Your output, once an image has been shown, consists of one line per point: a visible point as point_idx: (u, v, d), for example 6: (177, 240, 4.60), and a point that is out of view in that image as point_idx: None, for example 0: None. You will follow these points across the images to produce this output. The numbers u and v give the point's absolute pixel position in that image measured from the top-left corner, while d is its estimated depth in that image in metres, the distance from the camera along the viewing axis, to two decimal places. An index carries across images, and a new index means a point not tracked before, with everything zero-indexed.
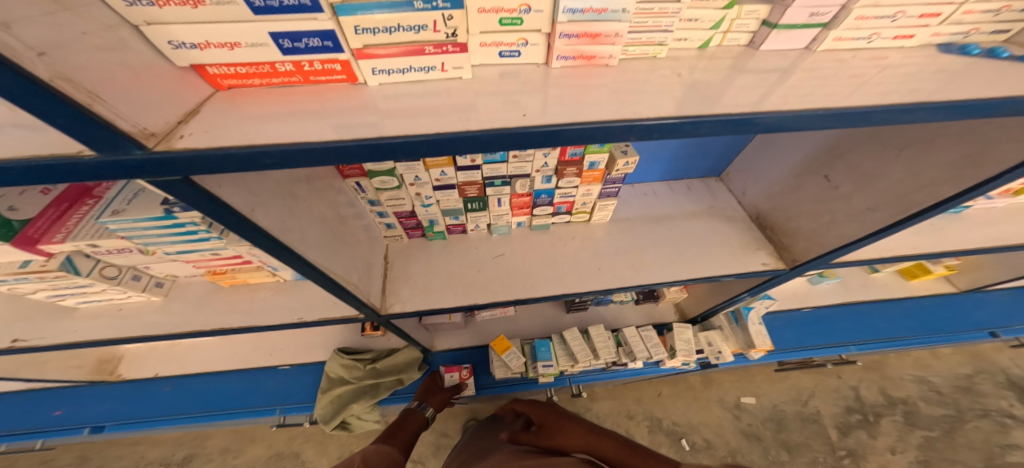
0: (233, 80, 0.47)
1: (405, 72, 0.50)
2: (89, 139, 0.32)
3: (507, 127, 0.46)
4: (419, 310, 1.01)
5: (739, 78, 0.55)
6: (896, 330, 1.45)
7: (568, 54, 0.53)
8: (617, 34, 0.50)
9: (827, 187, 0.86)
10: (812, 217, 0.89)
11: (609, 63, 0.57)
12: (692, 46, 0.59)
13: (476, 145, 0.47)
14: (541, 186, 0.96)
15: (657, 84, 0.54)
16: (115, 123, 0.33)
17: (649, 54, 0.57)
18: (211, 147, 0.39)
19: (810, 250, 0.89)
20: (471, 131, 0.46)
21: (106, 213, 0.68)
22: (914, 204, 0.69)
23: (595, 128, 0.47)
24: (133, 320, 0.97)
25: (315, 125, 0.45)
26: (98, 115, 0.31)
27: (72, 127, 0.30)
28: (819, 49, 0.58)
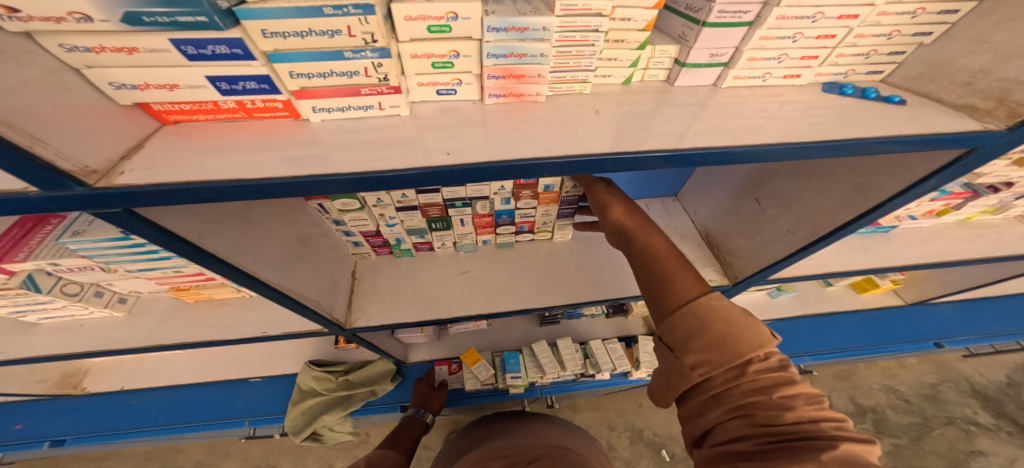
0: (178, 115, 0.51)
1: (344, 111, 0.54)
2: (29, 178, 0.36)
3: (432, 167, 0.50)
4: (384, 324, 1.05)
5: (657, 114, 0.60)
6: (847, 341, 1.52)
7: (498, 93, 0.58)
8: (540, 75, 0.56)
9: (757, 210, 0.92)
10: (748, 237, 0.94)
11: (538, 100, 0.62)
12: (616, 81, 0.65)
13: (407, 184, 0.51)
14: (501, 207, 1.00)
15: (581, 119, 0.59)
16: (57, 163, 0.37)
17: (575, 90, 0.63)
18: (151, 183, 0.42)
19: (748, 267, 0.93)
20: (400, 171, 0.50)
21: (66, 234, 0.72)
22: (821, 228, 0.76)
23: (515, 165, 0.51)
24: (95, 335, 0.98)
25: (256, 157, 0.49)
26: (39, 156, 0.35)
27: (13, 167, 0.33)
28: (723, 86, 0.64)
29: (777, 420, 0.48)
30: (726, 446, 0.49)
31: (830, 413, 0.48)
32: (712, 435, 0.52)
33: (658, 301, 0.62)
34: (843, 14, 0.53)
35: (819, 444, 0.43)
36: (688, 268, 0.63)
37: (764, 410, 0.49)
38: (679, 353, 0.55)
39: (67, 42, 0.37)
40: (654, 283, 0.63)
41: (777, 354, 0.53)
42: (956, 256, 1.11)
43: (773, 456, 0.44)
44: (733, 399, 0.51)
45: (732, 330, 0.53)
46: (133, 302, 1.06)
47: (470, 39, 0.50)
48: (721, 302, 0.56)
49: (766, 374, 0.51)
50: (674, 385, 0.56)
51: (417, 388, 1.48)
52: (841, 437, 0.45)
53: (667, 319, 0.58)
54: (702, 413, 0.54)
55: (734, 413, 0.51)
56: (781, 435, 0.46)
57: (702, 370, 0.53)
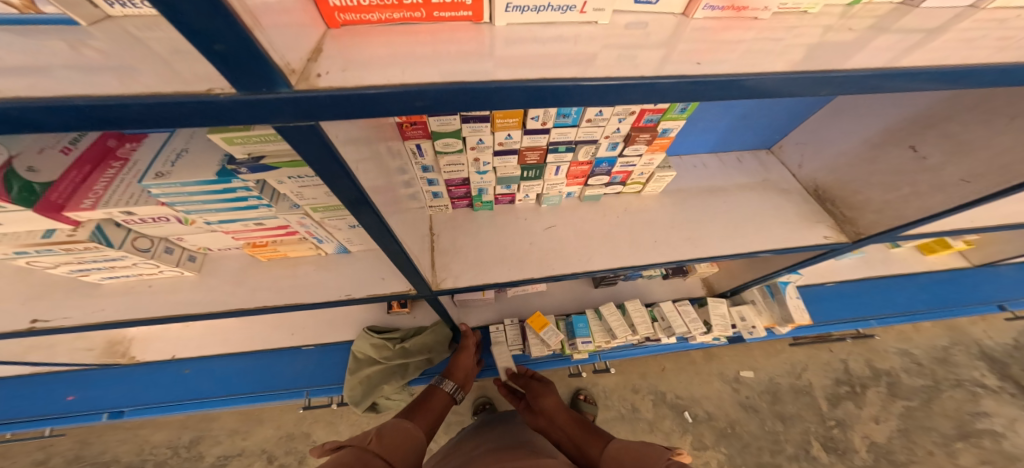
0: (351, 15, 0.40)
1: (539, 11, 0.44)
2: (242, 71, 0.27)
3: (689, 76, 0.42)
4: (472, 285, 0.97)
5: (879, 38, 0.50)
6: (911, 303, 1.52)
7: (719, 3, 0.48)
8: None
9: (914, 158, 0.84)
10: (886, 189, 0.89)
11: (758, 16, 0.51)
12: (841, 2, 0.53)
13: (653, 95, 0.43)
14: (605, 153, 0.92)
15: (801, 36, 0.50)
16: (270, 54, 0.28)
17: (801, 8, 0.52)
18: (360, 87, 0.33)
19: (880, 223, 0.90)
20: (654, 77, 0.41)
21: (148, 176, 0.62)
22: (1017, 174, 0.68)
23: (776, 78, 0.43)
24: (165, 297, 0.90)
25: (422, 73, 0.37)
26: (258, 42, 0.26)
27: (230, 55, 0.26)
28: (985, 6, 0.53)
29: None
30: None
31: None
32: None
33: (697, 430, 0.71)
34: None
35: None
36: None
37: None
38: None
39: None
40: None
41: None
42: None
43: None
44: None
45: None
46: (201, 260, 0.98)
47: None
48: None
49: None
50: None
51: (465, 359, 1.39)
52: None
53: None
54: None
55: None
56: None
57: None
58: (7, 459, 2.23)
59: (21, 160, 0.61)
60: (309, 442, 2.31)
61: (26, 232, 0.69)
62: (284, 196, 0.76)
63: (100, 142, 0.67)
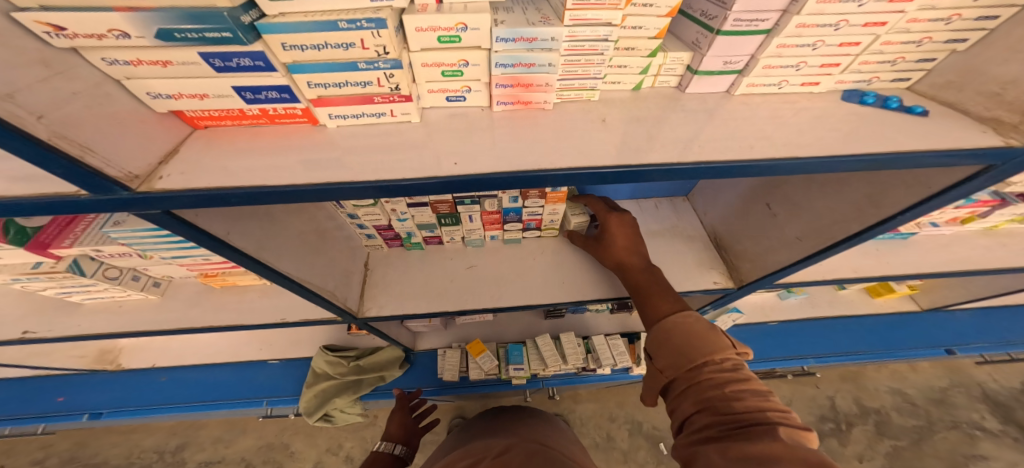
0: (208, 121, 0.54)
1: (359, 117, 0.56)
2: (81, 183, 0.40)
3: (437, 176, 0.51)
4: (395, 313, 1.08)
5: (674, 115, 0.60)
6: (852, 345, 1.52)
7: (506, 101, 0.58)
8: (547, 83, 0.55)
9: (768, 215, 0.90)
10: (755, 241, 0.93)
11: (546, 107, 0.61)
12: (626, 88, 0.64)
13: (411, 192, 0.52)
14: (509, 205, 1.00)
15: (586, 128, 0.59)
16: (104, 170, 0.41)
17: (583, 97, 0.62)
18: (186, 188, 0.47)
19: (756, 271, 0.91)
20: (406, 180, 0.51)
21: (108, 224, 0.73)
22: (834, 234, 0.75)
23: (528, 174, 0.51)
24: (128, 317, 0.97)
25: (284, 159, 0.53)
26: (89, 164, 0.39)
27: (68, 174, 0.38)
28: (736, 93, 0.64)
29: (722, 386, 0.57)
30: (713, 389, 0.57)
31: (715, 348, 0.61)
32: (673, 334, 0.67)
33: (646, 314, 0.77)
34: (869, 21, 0.51)
35: (727, 396, 0.55)
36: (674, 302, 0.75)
37: (698, 383, 0.59)
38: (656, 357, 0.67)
39: (108, 55, 0.41)
40: (639, 295, 0.81)
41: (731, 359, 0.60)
42: (965, 265, 1.11)
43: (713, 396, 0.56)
44: (693, 375, 0.60)
45: (679, 341, 0.65)
46: (166, 285, 1.05)
47: (480, 48, 0.50)
48: (687, 318, 0.68)
49: (716, 372, 0.59)
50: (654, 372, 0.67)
51: (393, 417, 1.45)
52: (756, 400, 0.53)
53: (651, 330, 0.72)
54: (670, 373, 0.63)
55: (694, 401, 0.58)
56: (732, 420, 0.52)
57: (669, 370, 0.64)
58: (12, 455, 2.41)
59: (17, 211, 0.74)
60: (288, 453, 2.42)
61: (18, 261, 0.81)
62: None
63: None
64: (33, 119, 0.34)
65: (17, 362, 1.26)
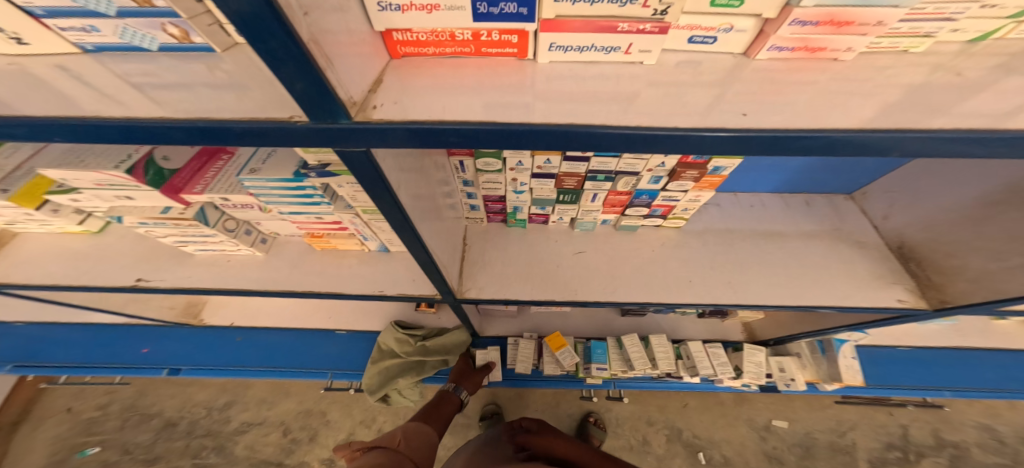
0: (410, 48, 0.45)
1: (582, 51, 0.45)
2: (312, 105, 0.33)
3: (731, 129, 0.38)
4: (495, 298, 0.99)
5: (1007, 79, 0.41)
6: (999, 382, 1.30)
7: (787, 45, 0.43)
8: (881, 22, 0.39)
9: None
10: (993, 256, 0.71)
11: (838, 57, 0.45)
12: (961, 39, 0.45)
13: (671, 145, 0.40)
14: (646, 186, 0.89)
15: (887, 84, 0.42)
16: (337, 90, 0.33)
17: (900, 47, 0.44)
18: (404, 121, 0.37)
19: (975, 293, 0.72)
20: (681, 129, 0.38)
21: (245, 171, 0.69)
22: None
23: (844, 137, 0.36)
24: (235, 274, 0.92)
25: (465, 101, 0.42)
26: (329, 80, 0.32)
27: (305, 93, 0.31)
28: None
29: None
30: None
31: None
32: None
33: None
34: None
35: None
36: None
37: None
38: None
39: None
40: None
41: None
42: None
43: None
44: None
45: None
46: (271, 243, 0.99)
47: None
48: None
49: None
50: None
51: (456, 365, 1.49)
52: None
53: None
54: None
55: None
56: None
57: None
58: (79, 398, 2.54)
59: (158, 151, 0.68)
60: (323, 420, 2.45)
61: (149, 206, 0.73)
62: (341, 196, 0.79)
63: None
64: (300, 13, 0.27)
65: (121, 308, 1.25)
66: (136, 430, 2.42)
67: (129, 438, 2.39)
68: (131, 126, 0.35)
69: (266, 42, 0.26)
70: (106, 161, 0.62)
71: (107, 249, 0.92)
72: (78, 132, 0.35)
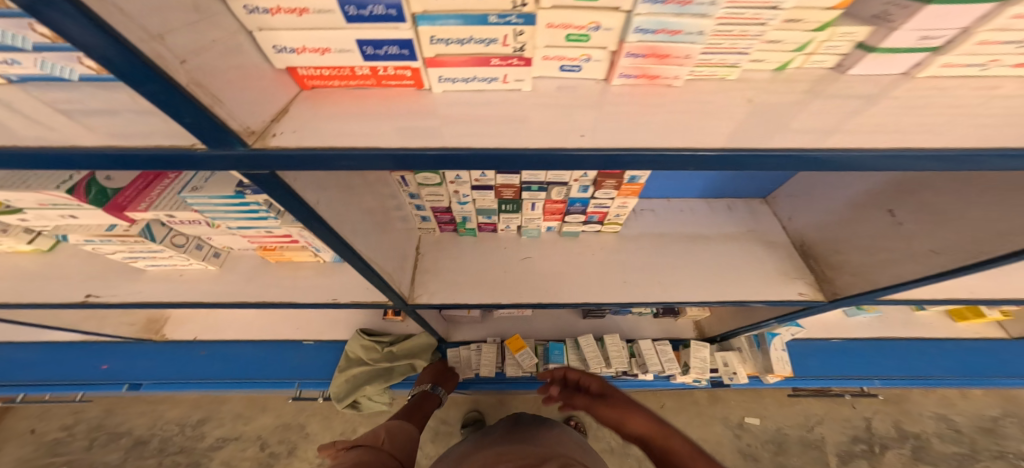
0: (317, 81, 0.50)
1: (468, 82, 0.51)
2: (205, 135, 0.37)
3: (556, 148, 0.45)
4: (444, 303, 1.03)
5: (818, 102, 0.49)
6: (928, 369, 1.41)
7: (630, 73, 0.51)
8: (688, 56, 0.47)
9: (889, 223, 0.77)
10: (867, 252, 0.81)
11: (672, 83, 0.54)
12: (767, 68, 0.53)
13: (534, 163, 0.47)
14: (577, 195, 0.97)
15: (721, 108, 0.50)
16: (228, 122, 0.38)
17: (718, 75, 0.53)
18: (299, 147, 0.43)
19: (856, 285, 0.82)
20: (530, 149, 0.45)
21: (186, 189, 0.73)
22: (980, 252, 0.62)
23: (668, 154, 0.44)
24: (188, 287, 0.96)
25: (379, 125, 0.48)
26: (217, 115, 0.37)
27: (195, 126, 0.36)
28: (918, 75, 0.50)
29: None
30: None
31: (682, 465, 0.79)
32: None
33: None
34: None
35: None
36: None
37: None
38: None
39: (250, 2, 0.38)
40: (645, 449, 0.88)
41: None
42: None
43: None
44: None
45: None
46: (224, 257, 1.03)
47: (618, 10, 0.43)
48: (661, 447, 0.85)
49: None
50: None
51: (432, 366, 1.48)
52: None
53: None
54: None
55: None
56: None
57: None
58: (45, 419, 2.49)
59: (102, 171, 0.73)
60: (302, 434, 2.44)
61: (95, 223, 0.77)
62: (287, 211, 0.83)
63: None
64: (175, 61, 0.32)
65: (74, 325, 1.25)
66: (105, 450, 2.37)
67: (97, 458, 2.34)
68: (47, 152, 0.40)
69: (147, 87, 0.31)
70: (48, 182, 0.68)
71: (58, 266, 0.95)
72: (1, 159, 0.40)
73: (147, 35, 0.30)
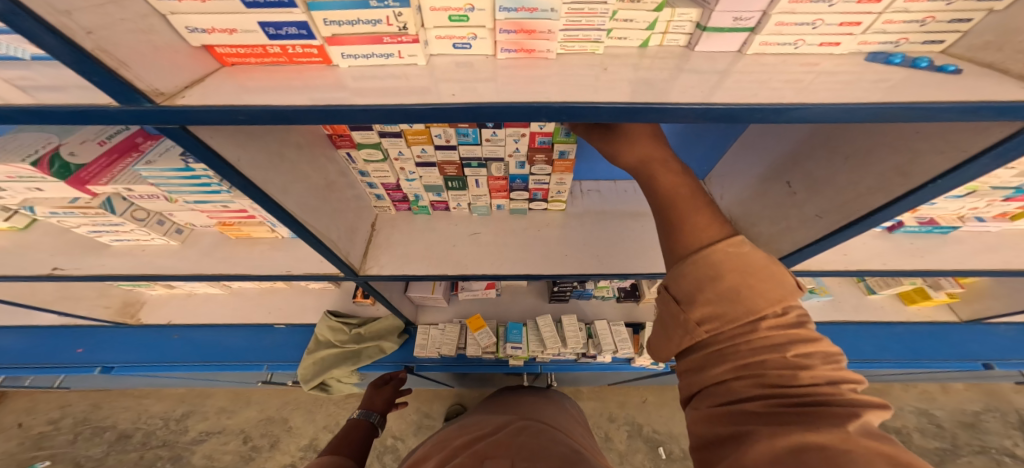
0: (235, 58, 0.57)
1: (368, 58, 0.58)
2: (115, 93, 0.44)
3: (434, 104, 0.53)
4: (393, 275, 1.08)
5: (682, 77, 0.56)
6: (879, 352, 1.43)
7: (509, 48, 0.59)
8: (550, 30, 0.55)
9: (785, 193, 0.82)
10: (771, 222, 0.86)
11: (549, 56, 0.61)
12: (632, 45, 0.61)
13: (419, 118, 0.54)
14: (515, 171, 1.04)
15: (587, 76, 0.58)
16: (134, 83, 0.44)
17: (587, 50, 0.61)
18: (202, 105, 0.49)
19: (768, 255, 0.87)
20: (411, 105, 0.53)
21: (141, 162, 0.80)
22: (852, 212, 0.67)
23: (528, 106, 0.52)
24: (151, 260, 1.02)
25: (293, 97, 0.54)
26: (122, 76, 0.43)
27: (103, 84, 0.42)
28: (749, 52, 0.58)
29: (791, 381, 0.42)
30: (731, 405, 0.44)
31: (848, 376, 0.43)
32: (707, 393, 0.48)
33: (669, 246, 0.56)
34: None
35: (838, 411, 0.38)
36: (684, 181, 0.59)
37: (767, 427, 0.39)
38: (686, 304, 0.50)
39: None
40: (666, 233, 0.57)
41: (795, 310, 0.48)
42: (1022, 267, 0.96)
43: (787, 418, 0.39)
44: (740, 356, 0.45)
45: (749, 282, 0.46)
46: (187, 234, 1.10)
47: None
48: (731, 249, 0.48)
49: (778, 331, 0.46)
50: (674, 339, 0.52)
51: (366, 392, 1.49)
52: (856, 402, 0.39)
53: (675, 268, 0.53)
54: (694, 407, 0.48)
55: (740, 372, 0.45)
56: (792, 397, 0.41)
57: (710, 325, 0.48)
58: (33, 413, 2.54)
59: (66, 147, 0.78)
60: (285, 427, 2.48)
61: (58, 196, 0.85)
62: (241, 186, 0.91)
63: (131, 137, 0.83)
64: (81, 32, 0.38)
65: (50, 305, 1.31)
66: (89, 443, 2.41)
67: (80, 451, 2.38)
68: None
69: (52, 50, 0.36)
70: (16, 155, 0.75)
71: (33, 241, 1.04)
72: None
73: (54, 10, 0.35)
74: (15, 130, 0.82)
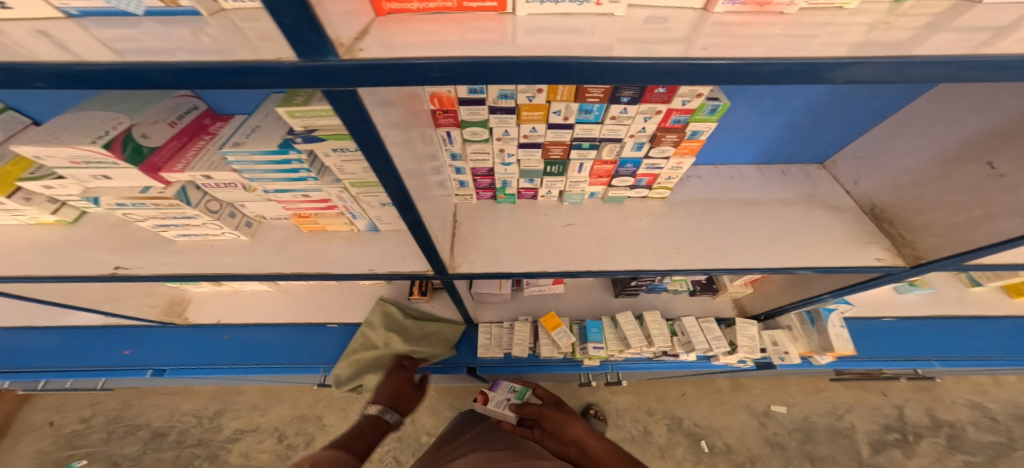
0: (395, 4, 0.44)
1: (558, 2, 0.46)
2: (302, 40, 0.32)
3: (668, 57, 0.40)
4: (486, 272, 0.96)
5: (932, 38, 0.42)
6: (985, 350, 1.34)
7: None
8: None
9: (989, 176, 0.72)
10: (958, 209, 0.77)
11: (784, 11, 0.48)
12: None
13: (646, 76, 0.41)
14: (629, 153, 0.91)
15: (839, 24, 0.45)
16: (324, 28, 0.32)
17: (834, 4, 0.47)
18: (391, 58, 0.36)
19: (946, 247, 0.77)
20: (655, 60, 0.39)
21: (227, 144, 0.68)
22: None
23: (803, 63, 0.38)
24: (221, 257, 0.91)
25: (474, 50, 0.40)
26: (315, 15, 0.31)
27: (297, 25, 0.30)
28: None
29: None
30: None
31: None
32: None
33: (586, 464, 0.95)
34: None
35: None
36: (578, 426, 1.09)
37: None
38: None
39: None
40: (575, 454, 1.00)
41: None
42: None
43: None
44: None
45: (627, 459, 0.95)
46: (257, 227, 0.98)
47: None
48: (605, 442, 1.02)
49: None
50: None
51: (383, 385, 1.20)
52: None
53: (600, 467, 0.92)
54: None
55: None
56: None
57: None
58: (62, 412, 2.47)
59: (137, 127, 0.68)
60: (319, 425, 2.40)
61: (129, 185, 0.73)
62: (330, 170, 0.79)
63: (200, 119, 0.80)
64: None
65: (95, 306, 1.21)
66: (124, 441, 2.35)
67: (116, 450, 2.33)
68: (111, 73, 0.35)
69: None
70: (82, 136, 0.62)
71: (85, 238, 0.92)
72: (68, 81, 0.35)
73: None
74: (76, 109, 0.69)
